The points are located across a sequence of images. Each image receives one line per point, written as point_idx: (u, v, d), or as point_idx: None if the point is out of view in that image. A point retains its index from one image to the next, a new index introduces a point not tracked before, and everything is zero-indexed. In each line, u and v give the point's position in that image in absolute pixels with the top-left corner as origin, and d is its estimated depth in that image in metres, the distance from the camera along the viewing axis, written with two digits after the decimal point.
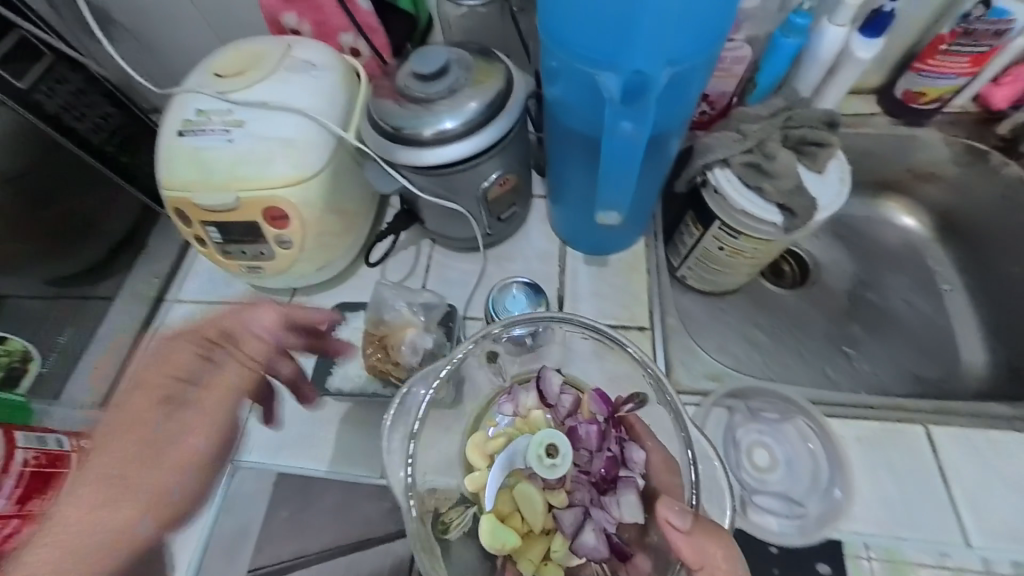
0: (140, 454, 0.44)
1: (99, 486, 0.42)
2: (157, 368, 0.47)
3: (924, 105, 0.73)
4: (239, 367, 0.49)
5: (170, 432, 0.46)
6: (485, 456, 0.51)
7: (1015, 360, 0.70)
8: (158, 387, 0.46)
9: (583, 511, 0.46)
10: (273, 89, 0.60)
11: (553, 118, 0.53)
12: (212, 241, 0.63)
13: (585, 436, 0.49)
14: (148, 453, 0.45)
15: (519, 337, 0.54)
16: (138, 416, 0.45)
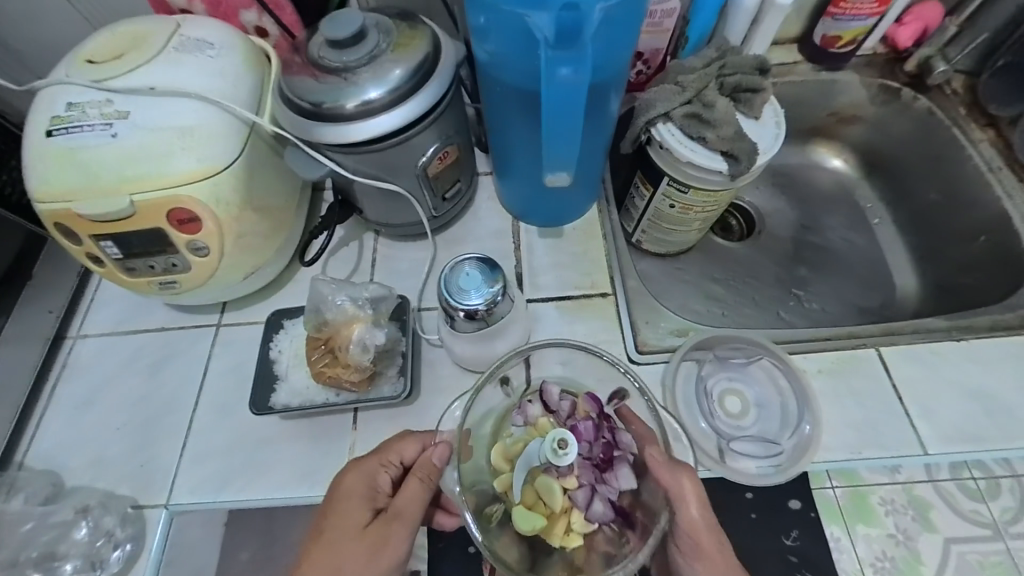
0: (363, 553, 0.47)
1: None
2: (358, 494, 0.49)
3: (843, 49, 0.76)
4: (381, 465, 0.51)
5: (373, 552, 0.47)
6: (509, 459, 0.47)
7: (942, 280, 0.74)
8: (362, 505, 0.49)
9: (591, 490, 0.45)
10: (161, 71, 0.51)
11: (487, 77, 0.50)
12: (110, 258, 0.54)
13: (583, 426, 0.47)
14: (367, 550, 0.47)
15: (476, 309, 0.50)
16: (356, 534, 0.48)
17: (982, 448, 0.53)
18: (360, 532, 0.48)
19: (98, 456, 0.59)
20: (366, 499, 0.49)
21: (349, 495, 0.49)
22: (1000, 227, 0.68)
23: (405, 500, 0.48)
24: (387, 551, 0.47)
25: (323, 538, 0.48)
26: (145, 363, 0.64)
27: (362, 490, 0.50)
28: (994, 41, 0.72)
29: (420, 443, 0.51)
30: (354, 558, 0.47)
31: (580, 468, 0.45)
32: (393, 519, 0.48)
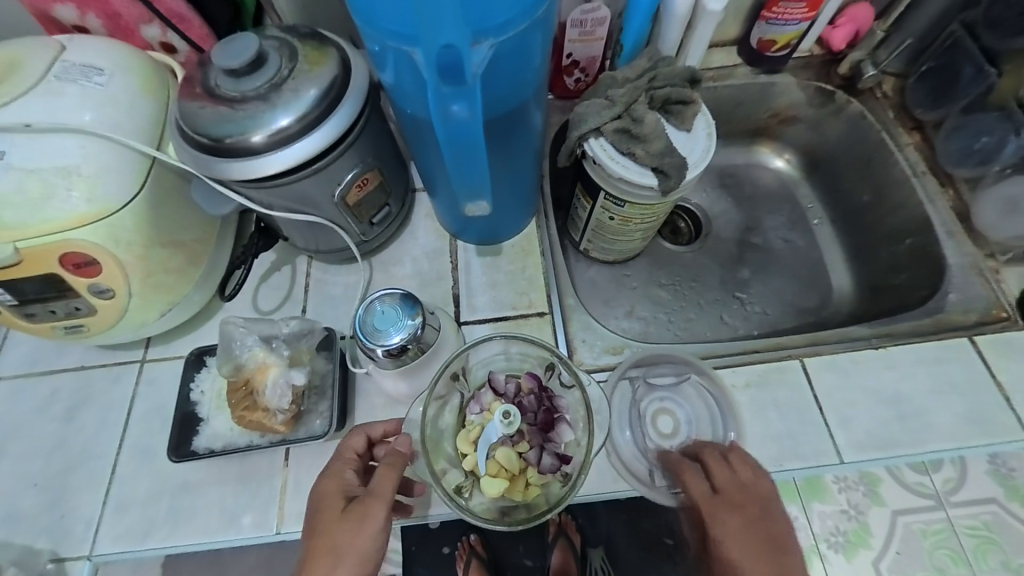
0: (348, 530, 0.42)
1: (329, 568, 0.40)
2: (331, 491, 0.45)
3: (779, 52, 0.75)
4: (343, 464, 0.49)
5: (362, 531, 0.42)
6: (471, 441, 0.50)
7: (873, 280, 0.76)
8: (335, 499, 0.45)
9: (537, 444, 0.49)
10: (39, 105, 0.47)
11: (396, 104, 0.47)
12: (4, 305, 0.51)
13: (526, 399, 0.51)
14: (353, 531, 0.42)
15: (399, 347, 0.49)
16: (337, 525, 0.42)
17: (895, 453, 0.55)
18: (343, 517, 0.43)
19: (13, 509, 0.56)
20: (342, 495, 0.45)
21: (324, 497, 0.45)
22: (923, 229, 0.70)
23: (383, 477, 0.45)
24: (371, 527, 0.42)
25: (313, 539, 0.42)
26: (62, 407, 0.61)
27: (335, 487, 0.46)
28: (921, 44, 0.73)
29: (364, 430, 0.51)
30: (347, 544, 0.41)
31: (528, 433, 0.49)
32: (373, 493, 0.44)
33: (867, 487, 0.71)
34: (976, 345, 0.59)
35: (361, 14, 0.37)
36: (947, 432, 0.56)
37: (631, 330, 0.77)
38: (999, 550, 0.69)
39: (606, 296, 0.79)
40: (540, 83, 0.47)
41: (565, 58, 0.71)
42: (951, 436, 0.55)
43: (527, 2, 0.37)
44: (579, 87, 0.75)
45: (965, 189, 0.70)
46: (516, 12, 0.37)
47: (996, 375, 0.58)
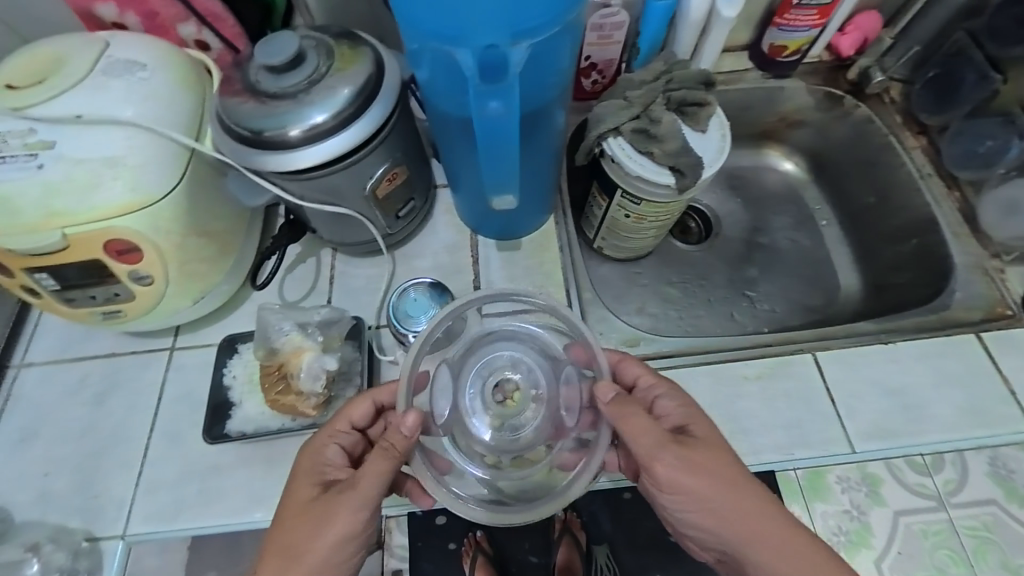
0: (311, 525, 0.43)
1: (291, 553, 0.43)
2: (307, 468, 0.47)
3: (788, 58, 0.78)
4: (329, 437, 0.50)
5: (331, 526, 0.43)
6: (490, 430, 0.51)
7: (879, 279, 0.78)
8: (313, 477, 0.46)
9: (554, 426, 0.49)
10: (87, 99, 0.49)
11: (429, 102, 0.50)
12: (46, 290, 0.53)
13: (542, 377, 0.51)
14: (319, 522, 0.43)
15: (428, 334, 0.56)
16: (305, 512, 0.44)
17: (900, 444, 0.57)
18: (313, 503, 0.44)
19: (46, 490, 0.58)
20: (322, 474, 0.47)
21: (303, 472, 0.47)
22: (928, 230, 0.72)
23: (367, 473, 0.44)
24: (338, 522, 0.43)
25: (284, 514, 0.45)
26: (93, 392, 0.62)
27: (313, 463, 0.47)
28: (926, 52, 0.75)
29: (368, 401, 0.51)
30: (315, 533, 0.43)
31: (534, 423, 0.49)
32: (349, 486, 0.44)
33: None
34: (979, 342, 0.61)
35: (407, 17, 0.40)
36: (952, 424, 0.58)
37: (642, 325, 0.79)
38: (1004, 557, 0.54)
39: (619, 292, 0.81)
40: (566, 84, 0.49)
41: (582, 61, 0.74)
42: (956, 428, 0.57)
43: (560, 7, 0.39)
44: (595, 89, 0.77)
45: (970, 192, 0.72)
46: (551, 17, 0.39)
47: (999, 370, 0.60)
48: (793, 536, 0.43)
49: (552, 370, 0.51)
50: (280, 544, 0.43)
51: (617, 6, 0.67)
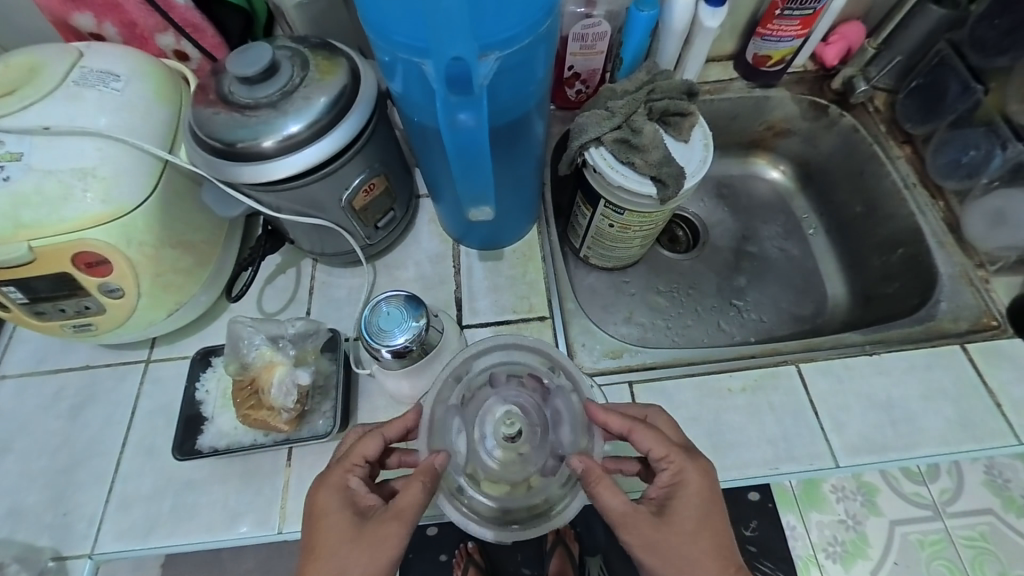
0: (360, 558, 0.42)
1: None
2: (334, 503, 0.45)
3: (773, 67, 0.78)
4: (347, 471, 0.48)
5: (366, 564, 0.41)
6: None
7: (867, 288, 0.78)
8: (343, 512, 0.45)
9: (548, 447, 0.50)
10: (58, 110, 0.49)
11: (404, 113, 0.49)
12: (15, 303, 0.52)
13: (530, 402, 0.52)
14: (362, 557, 0.42)
15: (403, 348, 0.51)
16: (345, 545, 0.43)
17: (887, 457, 0.56)
18: (350, 537, 0.43)
19: (15, 506, 0.57)
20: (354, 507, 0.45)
21: (327, 509, 0.45)
22: (914, 239, 0.72)
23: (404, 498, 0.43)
24: (379, 557, 0.42)
25: (316, 554, 0.43)
26: (68, 405, 0.61)
27: (338, 500, 0.46)
28: (910, 61, 0.75)
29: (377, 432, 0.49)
30: (352, 570, 0.41)
31: (528, 437, 0.50)
32: (387, 517, 0.43)
33: (865, 497, 0.71)
34: (966, 352, 0.61)
35: (378, 29, 0.39)
36: (938, 437, 0.57)
37: (630, 335, 0.78)
38: None
39: (606, 301, 0.80)
40: (543, 94, 0.49)
41: (565, 71, 0.73)
42: (943, 441, 0.56)
43: (532, 19, 0.39)
44: (580, 98, 0.77)
45: (955, 202, 0.72)
46: (521, 28, 0.39)
47: (986, 381, 0.59)
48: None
49: (540, 395, 0.53)
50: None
51: (600, 16, 0.66)
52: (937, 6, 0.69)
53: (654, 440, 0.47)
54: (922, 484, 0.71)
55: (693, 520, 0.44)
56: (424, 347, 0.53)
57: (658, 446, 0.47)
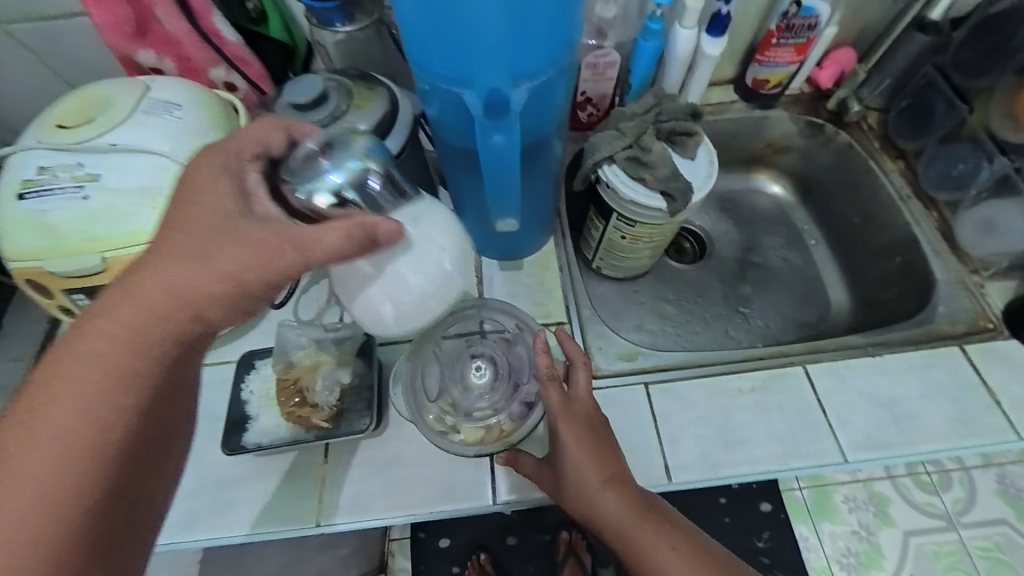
0: (238, 253, 0.38)
1: (183, 243, 0.39)
2: (220, 187, 0.40)
3: (771, 90, 0.83)
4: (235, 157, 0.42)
5: (232, 250, 0.38)
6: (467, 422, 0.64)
7: (867, 295, 0.82)
8: (226, 202, 0.39)
9: (513, 386, 0.61)
10: (130, 136, 0.54)
11: (438, 136, 0.55)
12: (82, 309, 0.58)
13: (498, 353, 0.63)
14: (233, 253, 0.38)
15: (340, 193, 0.40)
16: (218, 242, 0.38)
17: (892, 452, 0.58)
18: (224, 222, 0.39)
19: None
20: (244, 203, 0.40)
21: (209, 196, 0.40)
22: (910, 247, 0.76)
23: (323, 235, 0.37)
24: (251, 264, 0.38)
25: (184, 233, 0.39)
26: None
27: (225, 182, 0.40)
28: (898, 84, 0.80)
29: (284, 124, 0.43)
30: (227, 259, 0.38)
31: (498, 385, 0.61)
32: (281, 234, 0.38)
33: (877, 507, 0.73)
34: (964, 353, 0.64)
35: (421, 63, 0.45)
36: (940, 433, 0.59)
37: (641, 341, 0.82)
38: None
39: (618, 309, 0.84)
40: (562, 118, 0.54)
41: (578, 95, 0.79)
42: (945, 437, 0.59)
43: (557, 53, 0.44)
44: (591, 120, 0.83)
45: (947, 212, 0.76)
46: (547, 62, 0.44)
47: (984, 379, 0.62)
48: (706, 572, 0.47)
49: (507, 347, 0.64)
50: (170, 288, 0.39)
51: (609, 46, 0.73)
52: (920, 33, 0.74)
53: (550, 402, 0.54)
54: (934, 494, 0.73)
55: (574, 473, 0.51)
56: (391, 189, 0.42)
57: (558, 406, 0.53)
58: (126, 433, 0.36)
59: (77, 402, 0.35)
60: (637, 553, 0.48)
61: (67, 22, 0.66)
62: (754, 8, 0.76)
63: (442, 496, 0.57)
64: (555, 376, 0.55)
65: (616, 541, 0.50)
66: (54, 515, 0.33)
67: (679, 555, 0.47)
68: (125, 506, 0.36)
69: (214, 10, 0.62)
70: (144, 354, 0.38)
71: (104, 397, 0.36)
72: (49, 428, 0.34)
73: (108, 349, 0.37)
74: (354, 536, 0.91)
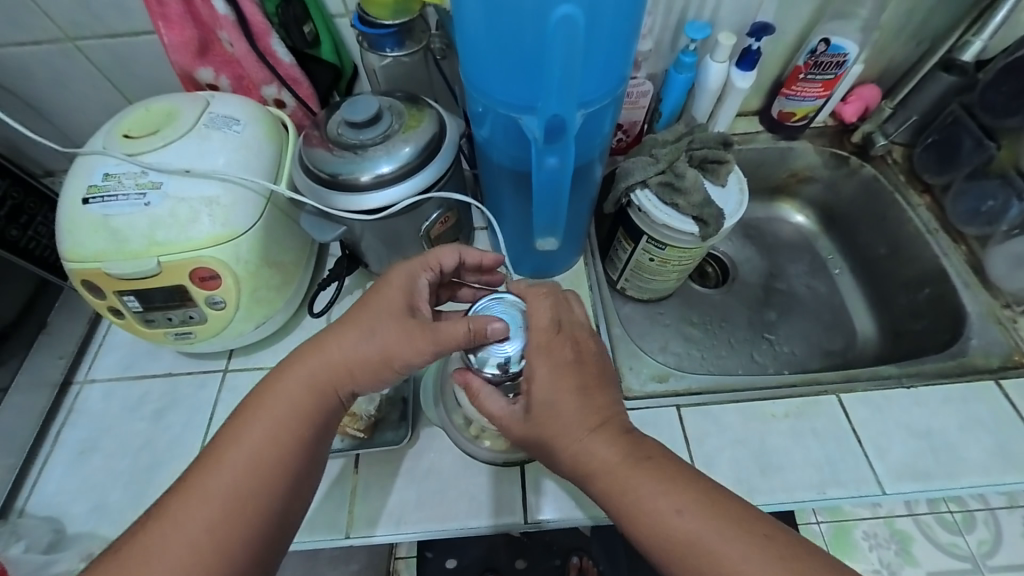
0: (397, 332, 0.47)
1: (355, 328, 0.48)
2: (401, 289, 0.50)
3: (797, 123, 0.85)
4: (423, 269, 0.53)
5: (401, 338, 0.47)
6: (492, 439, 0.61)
7: (895, 325, 0.82)
8: (401, 296, 0.50)
9: None
10: (193, 148, 0.57)
11: (487, 157, 0.57)
12: (130, 311, 0.59)
13: None
14: (397, 335, 0.47)
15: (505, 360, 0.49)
16: (392, 318, 0.48)
17: (932, 486, 0.57)
18: (389, 316, 0.48)
19: (99, 502, 0.61)
20: (410, 303, 0.50)
21: (394, 283, 0.51)
22: (939, 280, 0.77)
23: (450, 328, 0.48)
24: (404, 351, 0.47)
25: (360, 308, 0.49)
26: (149, 409, 0.66)
27: (405, 283, 0.51)
28: (925, 121, 0.82)
29: (460, 249, 0.55)
30: (386, 337, 0.47)
31: None
32: (422, 328, 0.47)
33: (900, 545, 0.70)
34: (1000, 387, 0.64)
35: (483, 88, 0.48)
36: (980, 468, 0.58)
37: (667, 363, 0.82)
38: None
39: (644, 330, 0.85)
40: (607, 145, 0.56)
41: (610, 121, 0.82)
42: (986, 471, 0.58)
43: (612, 84, 0.47)
44: (621, 146, 0.85)
45: (977, 246, 0.77)
46: (602, 92, 0.47)
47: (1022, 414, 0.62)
48: (712, 511, 0.38)
49: None
50: (338, 358, 0.47)
51: (643, 77, 0.76)
52: (946, 74, 0.76)
53: (533, 326, 0.48)
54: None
55: (549, 396, 0.44)
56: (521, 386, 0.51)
57: (543, 327, 0.48)
58: (287, 490, 0.43)
59: (252, 448, 0.43)
60: (640, 516, 0.40)
61: (132, 39, 0.71)
62: (784, 45, 0.79)
63: (474, 512, 0.57)
64: (554, 295, 0.51)
65: (614, 504, 0.41)
66: (225, 546, 0.39)
67: (675, 495, 0.39)
68: (271, 539, 0.42)
69: (273, 34, 0.66)
70: (305, 412, 0.45)
71: (273, 450, 0.43)
72: (230, 466, 0.42)
73: (282, 402, 0.45)
74: (365, 554, 0.90)
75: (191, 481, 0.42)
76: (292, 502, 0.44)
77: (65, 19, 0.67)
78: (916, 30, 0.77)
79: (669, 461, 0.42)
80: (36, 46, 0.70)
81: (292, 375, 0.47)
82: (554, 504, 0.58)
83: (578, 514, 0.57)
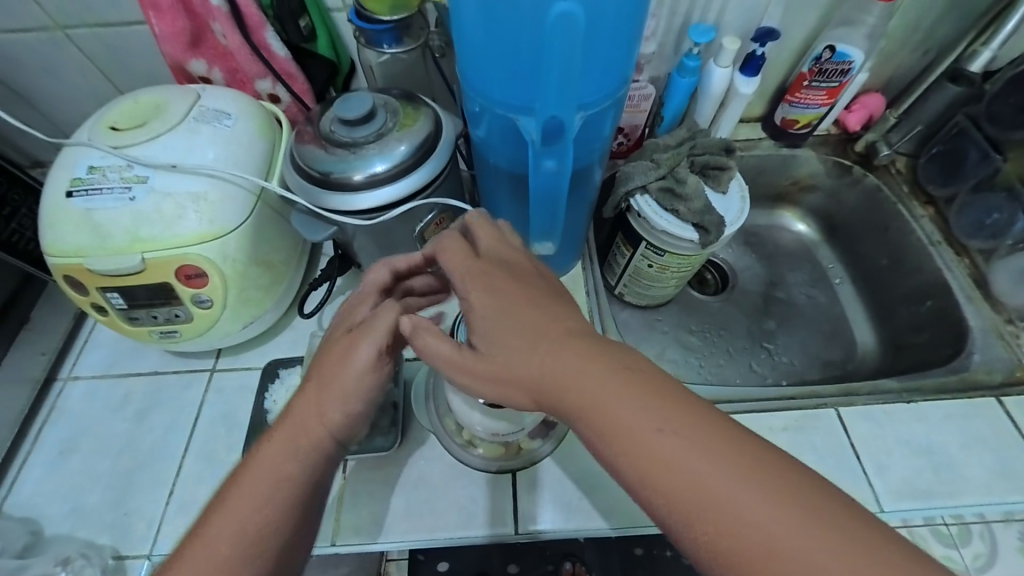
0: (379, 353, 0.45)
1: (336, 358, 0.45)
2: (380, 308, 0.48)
3: (800, 130, 0.84)
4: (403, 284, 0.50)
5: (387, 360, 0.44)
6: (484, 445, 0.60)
7: (895, 337, 0.81)
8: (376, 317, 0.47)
9: None
10: (181, 142, 0.56)
11: (483, 158, 0.56)
12: (114, 308, 0.57)
13: None
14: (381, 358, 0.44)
15: None
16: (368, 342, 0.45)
17: (931, 504, 0.56)
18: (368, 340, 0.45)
19: (78, 504, 0.59)
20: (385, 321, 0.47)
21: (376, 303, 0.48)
22: (942, 293, 0.75)
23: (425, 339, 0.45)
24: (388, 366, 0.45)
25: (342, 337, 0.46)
26: (133, 408, 0.65)
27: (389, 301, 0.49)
28: (930, 130, 0.81)
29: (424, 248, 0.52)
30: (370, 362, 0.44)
31: None
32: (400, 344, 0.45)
33: None
34: (1002, 404, 0.62)
35: (480, 88, 0.46)
36: (981, 486, 0.57)
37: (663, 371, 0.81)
38: None
39: (642, 337, 0.84)
40: (607, 149, 0.55)
41: None
42: (988, 491, 0.57)
43: (612, 86, 0.46)
44: (621, 149, 0.84)
45: (980, 259, 0.76)
46: (601, 94, 0.45)
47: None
48: (701, 435, 0.32)
49: None
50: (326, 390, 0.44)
51: (645, 80, 0.75)
52: (952, 84, 0.75)
53: (452, 255, 0.46)
54: (951, 547, 0.58)
55: (490, 320, 0.41)
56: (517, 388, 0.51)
57: (460, 257, 0.45)
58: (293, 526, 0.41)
59: (256, 492, 0.41)
60: (616, 433, 0.34)
61: (124, 30, 0.69)
62: (788, 50, 0.78)
63: (465, 523, 0.56)
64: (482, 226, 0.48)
65: (586, 424, 0.36)
66: None
67: (654, 409, 0.34)
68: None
69: (268, 26, 0.64)
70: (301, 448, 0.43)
71: (280, 488, 0.41)
72: (235, 510, 0.40)
73: (281, 442, 0.43)
74: (355, 559, 0.88)
75: (196, 531, 0.40)
76: (301, 537, 0.42)
77: (54, 7, 0.65)
78: (923, 39, 0.76)
79: (646, 375, 0.36)
80: (25, 34, 0.68)
81: (291, 412, 0.45)
82: (547, 515, 0.56)
83: (588, 523, 0.56)
